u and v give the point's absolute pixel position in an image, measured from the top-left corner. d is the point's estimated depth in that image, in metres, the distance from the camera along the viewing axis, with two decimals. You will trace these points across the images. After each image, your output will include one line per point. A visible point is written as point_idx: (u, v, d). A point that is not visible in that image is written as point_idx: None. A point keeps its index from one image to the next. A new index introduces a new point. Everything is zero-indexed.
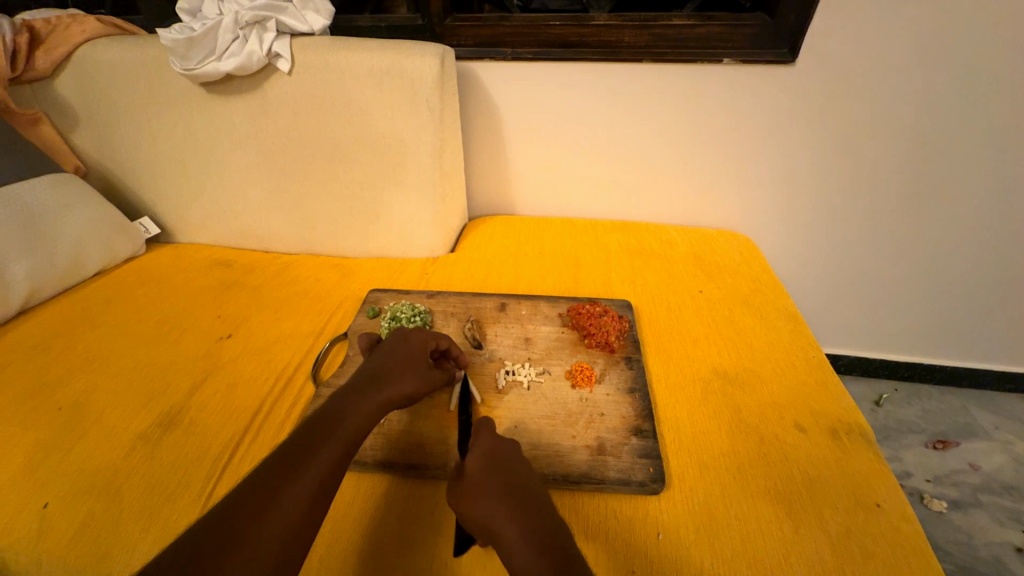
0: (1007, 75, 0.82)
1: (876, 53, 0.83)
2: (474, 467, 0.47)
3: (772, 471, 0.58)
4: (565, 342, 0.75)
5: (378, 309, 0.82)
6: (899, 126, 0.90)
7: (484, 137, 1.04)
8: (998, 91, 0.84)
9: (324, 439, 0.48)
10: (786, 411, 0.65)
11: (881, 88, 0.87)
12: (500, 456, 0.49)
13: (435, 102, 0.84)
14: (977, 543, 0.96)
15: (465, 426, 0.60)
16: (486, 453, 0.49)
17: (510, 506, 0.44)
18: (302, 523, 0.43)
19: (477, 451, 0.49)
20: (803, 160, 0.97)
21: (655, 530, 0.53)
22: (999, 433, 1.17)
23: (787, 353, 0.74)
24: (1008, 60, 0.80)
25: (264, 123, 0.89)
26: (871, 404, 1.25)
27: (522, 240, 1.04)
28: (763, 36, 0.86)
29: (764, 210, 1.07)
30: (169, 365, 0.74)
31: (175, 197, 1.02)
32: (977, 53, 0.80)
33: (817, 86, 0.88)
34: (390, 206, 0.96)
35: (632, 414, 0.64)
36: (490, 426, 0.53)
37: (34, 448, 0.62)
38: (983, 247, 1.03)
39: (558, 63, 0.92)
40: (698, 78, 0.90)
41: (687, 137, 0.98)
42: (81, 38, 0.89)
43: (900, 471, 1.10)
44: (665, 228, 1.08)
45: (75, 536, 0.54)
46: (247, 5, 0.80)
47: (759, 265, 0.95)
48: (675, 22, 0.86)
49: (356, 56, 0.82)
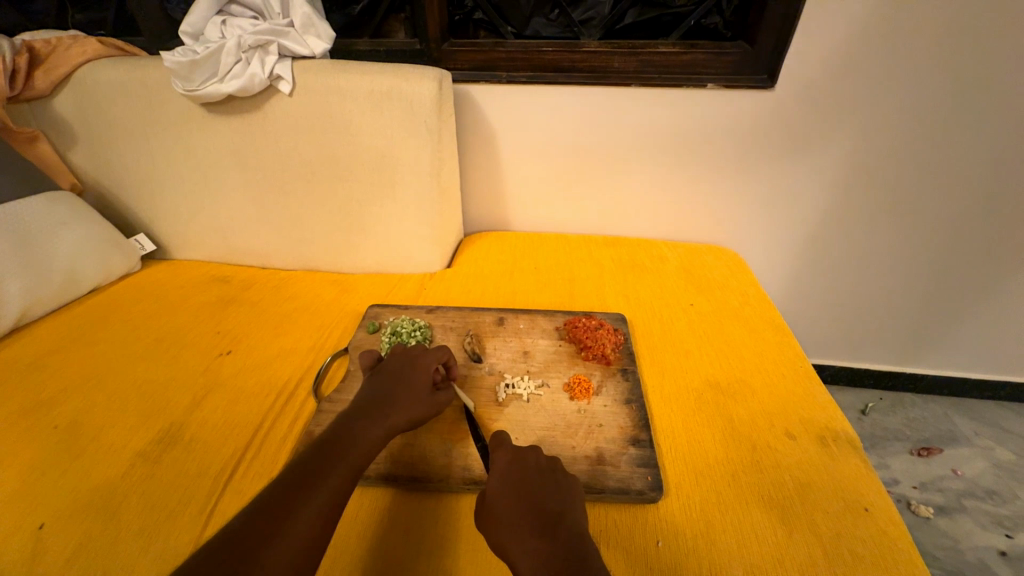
0: (987, 92, 0.86)
1: (851, 78, 0.89)
2: (495, 489, 0.50)
3: (764, 477, 0.60)
4: (563, 355, 0.77)
5: (378, 324, 0.83)
6: (877, 144, 0.95)
7: (480, 156, 1.07)
8: (978, 107, 0.88)
9: (331, 459, 0.50)
10: (776, 419, 0.67)
11: (856, 110, 0.92)
12: (517, 472, 0.52)
13: (432, 124, 0.87)
14: (964, 547, 0.98)
15: (477, 436, 0.62)
16: (504, 473, 0.52)
17: (532, 518, 0.47)
18: (311, 542, 0.44)
19: (497, 471, 0.52)
20: (787, 177, 1.02)
21: (655, 536, 0.54)
22: (980, 439, 1.20)
23: (776, 363, 0.77)
24: (987, 78, 0.85)
25: (265, 142, 0.91)
26: (857, 413, 1.28)
27: (518, 256, 1.06)
28: (743, 63, 0.90)
29: (751, 225, 1.10)
30: (168, 382, 0.74)
31: (173, 214, 1.02)
32: (957, 71, 0.85)
33: (796, 108, 0.93)
34: (388, 223, 0.97)
35: (629, 424, 0.65)
36: (507, 443, 0.56)
37: (29, 468, 0.62)
38: (958, 258, 1.08)
39: (550, 86, 0.96)
40: (685, 101, 0.95)
41: (675, 156, 1.02)
42: (82, 59, 0.91)
43: (887, 478, 1.12)
44: (656, 243, 1.11)
45: (71, 557, 0.53)
46: (249, 30, 0.82)
47: (747, 279, 0.99)
48: (661, 49, 0.90)
49: (356, 79, 0.85)
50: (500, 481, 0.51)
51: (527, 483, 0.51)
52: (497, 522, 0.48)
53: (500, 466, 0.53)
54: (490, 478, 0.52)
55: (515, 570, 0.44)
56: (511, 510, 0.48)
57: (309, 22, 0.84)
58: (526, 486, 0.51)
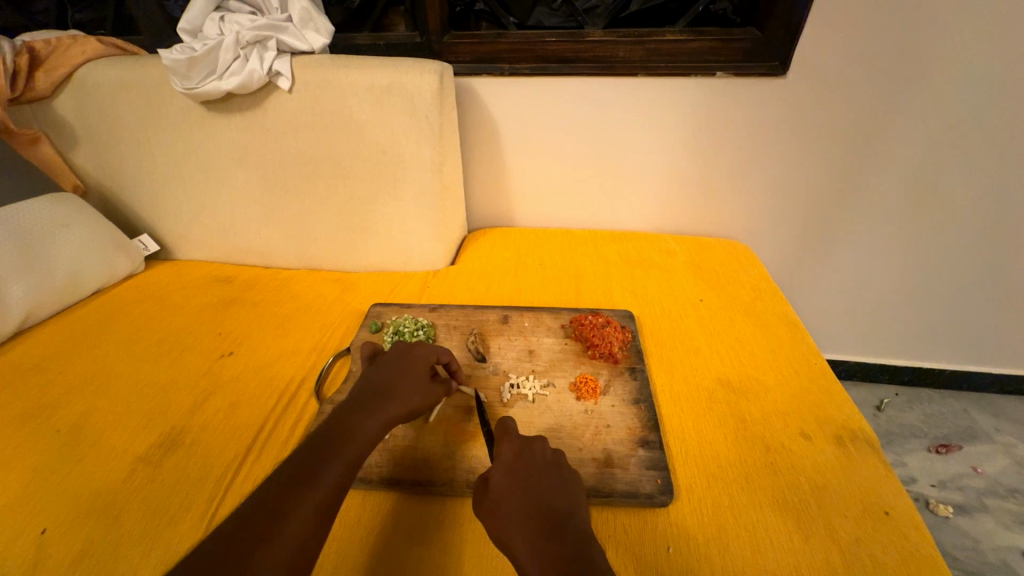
0: (1010, 77, 0.83)
1: (868, 64, 0.85)
2: (500, 485, 0.49)
3: (779, 479, 0.58)
4: (569, 354, 0.75)
5: (380, 323, 0.82)
6: (895, 132, 0.92)
7: (483, 151, 1.05)
8: (1005, 92, 0.84)
9: (330, 459, 0.48)
10: (789, 418, 0.65)
11: (872, 97, 0.88)
12: (522, 464, 0.51)
13: (434, 118, 0.85)
14: (985, 547, 0.95)
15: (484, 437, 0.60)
16: (508, 467, 0.50)
17: (536, 517, 0.46)
18: (307, 542, 0.42)
19: (501, 465, 0.51)
20: (799, 167, 0.99)
21: (664, 542, 0.52)
22: (1001, 436, 1.17)
23: (790, 361, 0.75)
24: (1013, 61, 0.81)
25: (264, 140, 0.90)
26: (872, 409, 1.25)
27: (523, 252, 1.04)
28: (754, 50, 0.88)
29: (761, 217, 1.07)
30: (170, 384, 0.74)
31: (175, 215, 1.02)
32: (980, 56, 0.82)
33: (808, 97, 0.90)
34: (390, 220, 0.96)
35: (638, 425, 0.64)
36: (511, 434, 0.55)
37: (31, 473, 0.61)
38: (982, 248, 1.04)
39: (554, 78, 0.94)
40: (693, 90, 0.92)
41: (683, 147, 0.99)
42: (81, 60, 0.90)
43: (904, 477, 1.10)
44: (664, 237, 1.09)
45: (72, 563, 0.52)
46: (247, 25, 0.81)
47: (759, 273, 0.96)
48: (668, 37, 0.88)
49: (355, 74, 0.83)
50: (505, 476, 0.49)
51: (532, 479, 0.49)
52: (502, 523, 0.46)
53: (505, 460, 0.51)
54: (495, 472, 0.50)
55: (520, 569, 0.43)
56: (516, 509, 0.46)
57: (307, 16, 0.83)
58: (534, 481, 0.49)
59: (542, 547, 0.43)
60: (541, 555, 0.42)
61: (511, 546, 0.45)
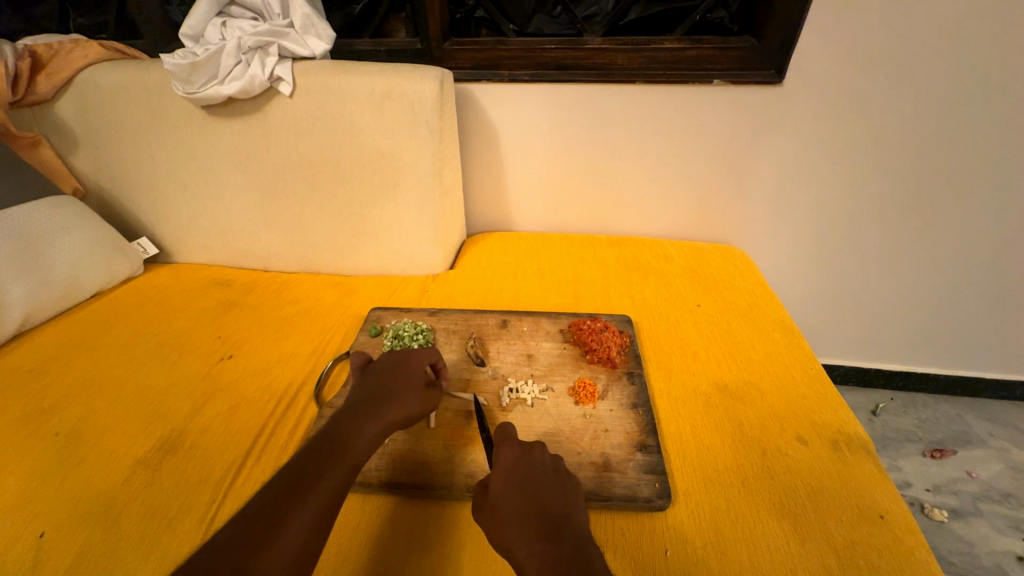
0: (999, 86, 0.85)
1: (862, 72, 0.86)
2: (499, 489, 0.49)
3: (776, 483, 0.58)
4: (567, 359, 0.76)
5: (380, 327, 0.83)
6: (890, 139, 0.93)
7: (483, 156, 1.06)
8: (996, 101, 0.86)
9: (330, 464, 0.49)
10: (786, 422, 0.66)
11: (867, 104, 0.90)
12: (521, 468, 0.51)
13: (434, 123, 0.86)
14: (980, 551, 0.96)
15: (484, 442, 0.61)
16: (507, 470, 0.51)
17: (535, 518, 0.46)
18: (307, 547, 0.43)
19: (500, 470, 0.51)
20: (795, 173, 1.00)
21: (662, 544, 0.53)
22: (995, 440, 1.18)
23: (786, 365, 0.75)
24: (1003, 71, 0.83)
25: (265, 144, 0.90)
26: (868, 413, 1.26)
27: (522, 257, 1.05)
28: (751, 58, 0.89)
29: (758, 223, 1.08)
30: (169, 388, 0.74)
31: (174, 218, 1.02)
32: (970, 66, 0.83)
33: (803, 104, 0.91)
34: (390, 224, 0.96)
35: (636, 429, 0.64)
36: (510, 439, 0.55)
37: (30, 476, 0.61)
38: (975, 254, 1.05)
39: (553, 84, 0.95)
40: (690, 97, 0.93)
41: (680, 153, 1.00)
42: (83, 63, 0.90)
43: (899, 481, 1.10)
44: (661, 243, 1.09)
45: (72, 565, 0.53)
46: (249, 31, 0.82)
47: (755, 279, 0.97)
48: (666, 46, 0.89)
49: (356, 80, 0.84)
50: (503, 480, 0.50)
51: (531, 482, 0.50)
52: (502, 526, 0.47)
53: (504, 465, 0.52)
54: (494, 475, 0.51)
55: (521, 571, 0.43)
56: (516, 513, 0.47)
57: (309, 22, 0.82)
58: (533, 484, 0.50)
59: (540, 549, 0.44)
60: (540, 555, 0.43)
61: (511, 548, 0.45)
